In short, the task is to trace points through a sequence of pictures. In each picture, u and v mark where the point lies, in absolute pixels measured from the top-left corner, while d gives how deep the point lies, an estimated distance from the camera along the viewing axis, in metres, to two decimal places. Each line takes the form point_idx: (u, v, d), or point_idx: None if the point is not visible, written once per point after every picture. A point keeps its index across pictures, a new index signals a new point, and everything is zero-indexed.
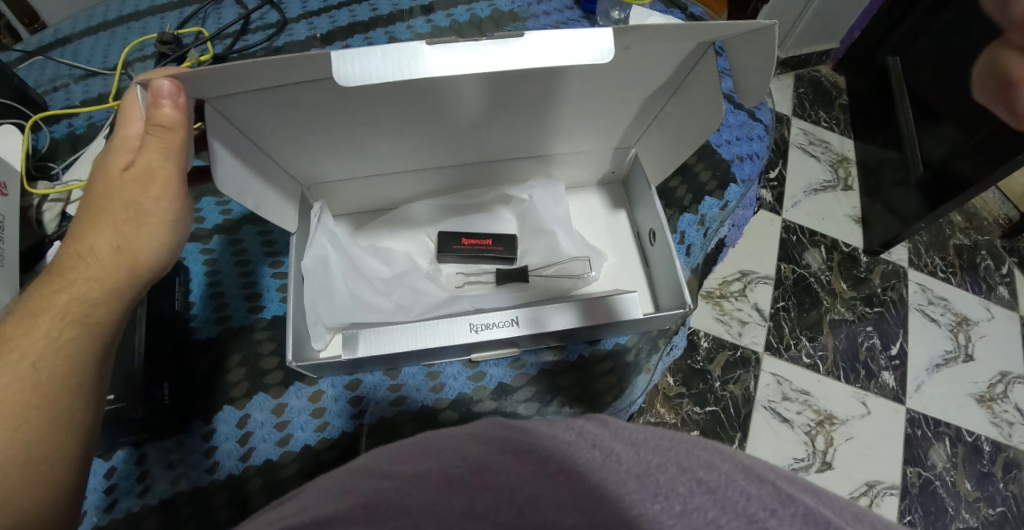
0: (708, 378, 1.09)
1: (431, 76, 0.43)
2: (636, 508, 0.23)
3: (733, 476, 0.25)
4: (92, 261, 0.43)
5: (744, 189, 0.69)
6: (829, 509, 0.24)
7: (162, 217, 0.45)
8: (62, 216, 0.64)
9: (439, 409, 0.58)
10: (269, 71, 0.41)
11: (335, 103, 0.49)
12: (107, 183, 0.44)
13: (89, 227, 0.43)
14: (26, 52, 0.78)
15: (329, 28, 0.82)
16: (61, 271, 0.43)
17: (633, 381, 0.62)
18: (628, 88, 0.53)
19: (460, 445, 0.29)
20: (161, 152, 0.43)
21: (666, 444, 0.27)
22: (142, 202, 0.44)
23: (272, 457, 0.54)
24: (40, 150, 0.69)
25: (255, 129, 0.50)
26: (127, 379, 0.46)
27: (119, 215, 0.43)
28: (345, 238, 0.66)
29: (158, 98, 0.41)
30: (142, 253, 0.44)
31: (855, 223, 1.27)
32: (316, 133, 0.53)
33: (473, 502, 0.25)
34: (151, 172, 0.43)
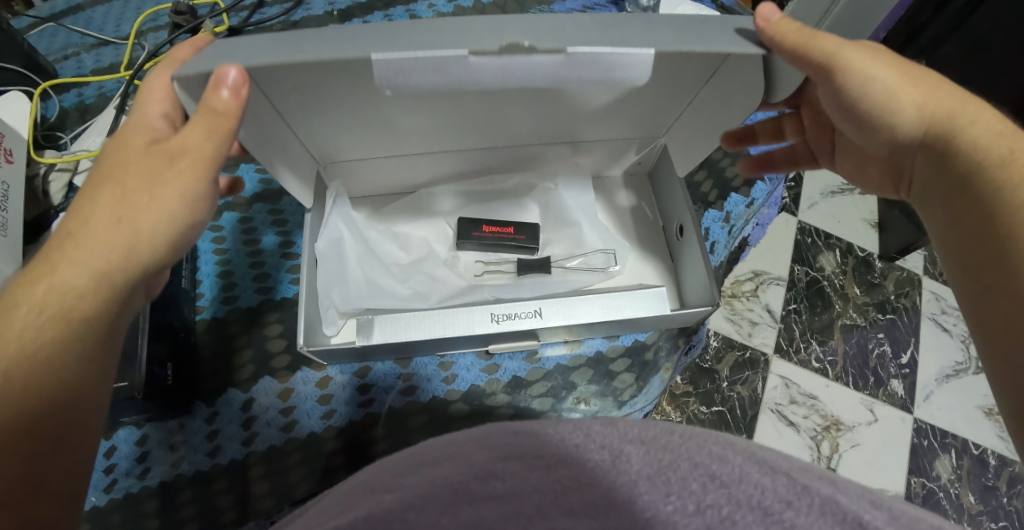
0: (715, 378, 1.08)
1: (483, 77, 0.39)
2: (649, 509, 0.22)
3: (748, 469, 0.23)
4: (88, 238, 0.38)
5: (770, 188, 0.67)
6: (846, 496, 0.22)
7: (180, 193, 0.39)
8: (69, 187, 0.63)
9: (451, 401, 0.57)
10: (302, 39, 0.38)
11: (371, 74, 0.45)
12: (129, 151, 0.40)
13: (94, 192, 0.39)
14: (38, 19, 0.77)
15: (347, 4, 0.80)
16: (59, 243, 0.39)
17: (650, 380, 0.60)
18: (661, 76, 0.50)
19: (467, 448, 0.27)
20: (203, 133, 0.38)
21: (677, 440, 0.26)
22: (166, 173, 0.39)
23: (276, 444, 0.53)
24: (48, 119, 0.68)
25: (276, 90, 0.46)
26: (129, 359, 0.45)
27: (132, 190, 0.38)
28: (361, 219, 0.64)
29: (219, 84, 0.36)
30: (144, 232, 0.39)
31: (871, 227, 1.24)
32: (337, 97, 0.48)
33: (480, 514, 0.23)
34: (183, 149, 0.39)
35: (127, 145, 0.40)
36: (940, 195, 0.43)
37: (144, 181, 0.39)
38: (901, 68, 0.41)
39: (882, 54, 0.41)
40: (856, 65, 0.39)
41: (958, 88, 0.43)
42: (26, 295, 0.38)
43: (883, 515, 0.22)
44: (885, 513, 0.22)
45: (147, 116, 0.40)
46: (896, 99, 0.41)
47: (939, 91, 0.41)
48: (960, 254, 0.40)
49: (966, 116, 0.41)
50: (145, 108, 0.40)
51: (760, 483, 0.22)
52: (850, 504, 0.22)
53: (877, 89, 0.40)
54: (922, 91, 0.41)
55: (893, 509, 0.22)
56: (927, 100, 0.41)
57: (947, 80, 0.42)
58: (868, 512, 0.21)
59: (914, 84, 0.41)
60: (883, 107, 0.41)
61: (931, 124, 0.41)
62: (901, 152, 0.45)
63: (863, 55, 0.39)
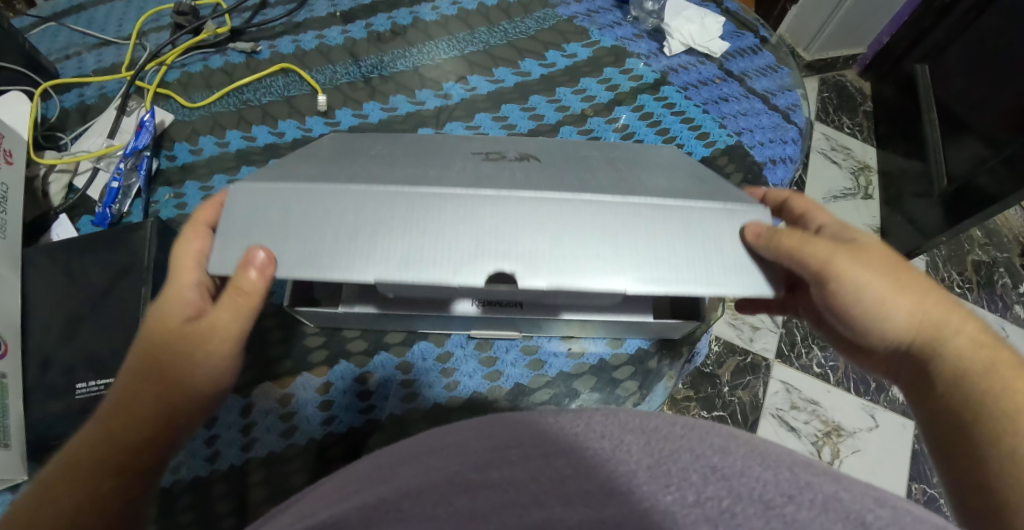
0: (717, 383, 1.07)
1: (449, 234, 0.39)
2: (648, 499, 0.21)
3: (749, 461, 0.23)
4: (141, 407, 0.40)
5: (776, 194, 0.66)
6: (850, 494, 0.22)
7: (209, 368, 0.42)
8: (70, 188, 0.62)
9: (452, 407, 0.56)
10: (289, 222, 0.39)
11: (391, 169, 0.44)
12: (161, 331, 0.42)
13: (135, 372, 0.41)
14: (40, 18, 0.76)
15: (350, 5, 0.80)
16: (104, 418, 0.40)
17: (653, 388, 0.60)
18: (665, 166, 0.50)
19: (467, 439, 0.26)
20: (230, 313, 0.41)
21: (677, 430, 0.25)
22: (195, 347, 0.42)
23: (275, 450, 0.52)
24: (49, 119, 0.67)
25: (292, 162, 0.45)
26: None
27: (179, 357, 0.41)
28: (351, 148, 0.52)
29: (247, 265, 0.37)
30: (181, 396, 0.41)
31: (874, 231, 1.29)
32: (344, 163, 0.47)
33: (476, 504, 0.22)
34: (215, 328, 0.42)
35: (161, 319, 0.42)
36: (920, 390, 0.44)
37: (176, 356, 0.41)
38: (896, 276, 0.41)
39: (889, 263, 0.41)
40: (850, 278, 0.40)
41: (938, 287, 0.44)
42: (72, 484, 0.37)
43: (887, 512, 0.21)
44: (891, 511, 0.21)
45: (182, 292, 0.43)
46: (888, 308, 0.41)
47: (929, 298, 0.42)
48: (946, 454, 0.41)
49: (954, 323, 0.42)
50: (178, 279, 0.43)
51: (762, 477, 0.22)
52: (852, 501, 0.21)
53: (870, 295, 0.40)
54: (912, 299, 0.41)
55: (899, 507, 0.22)
56: (919, 309, 0.41)
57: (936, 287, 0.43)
58: (871, 511, 0.21)
59: (914, 290, 0.41)
60: (879, 313, 0.41)
61: (920, 332, 0.42)
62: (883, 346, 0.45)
63: (860, 266, 0.40)
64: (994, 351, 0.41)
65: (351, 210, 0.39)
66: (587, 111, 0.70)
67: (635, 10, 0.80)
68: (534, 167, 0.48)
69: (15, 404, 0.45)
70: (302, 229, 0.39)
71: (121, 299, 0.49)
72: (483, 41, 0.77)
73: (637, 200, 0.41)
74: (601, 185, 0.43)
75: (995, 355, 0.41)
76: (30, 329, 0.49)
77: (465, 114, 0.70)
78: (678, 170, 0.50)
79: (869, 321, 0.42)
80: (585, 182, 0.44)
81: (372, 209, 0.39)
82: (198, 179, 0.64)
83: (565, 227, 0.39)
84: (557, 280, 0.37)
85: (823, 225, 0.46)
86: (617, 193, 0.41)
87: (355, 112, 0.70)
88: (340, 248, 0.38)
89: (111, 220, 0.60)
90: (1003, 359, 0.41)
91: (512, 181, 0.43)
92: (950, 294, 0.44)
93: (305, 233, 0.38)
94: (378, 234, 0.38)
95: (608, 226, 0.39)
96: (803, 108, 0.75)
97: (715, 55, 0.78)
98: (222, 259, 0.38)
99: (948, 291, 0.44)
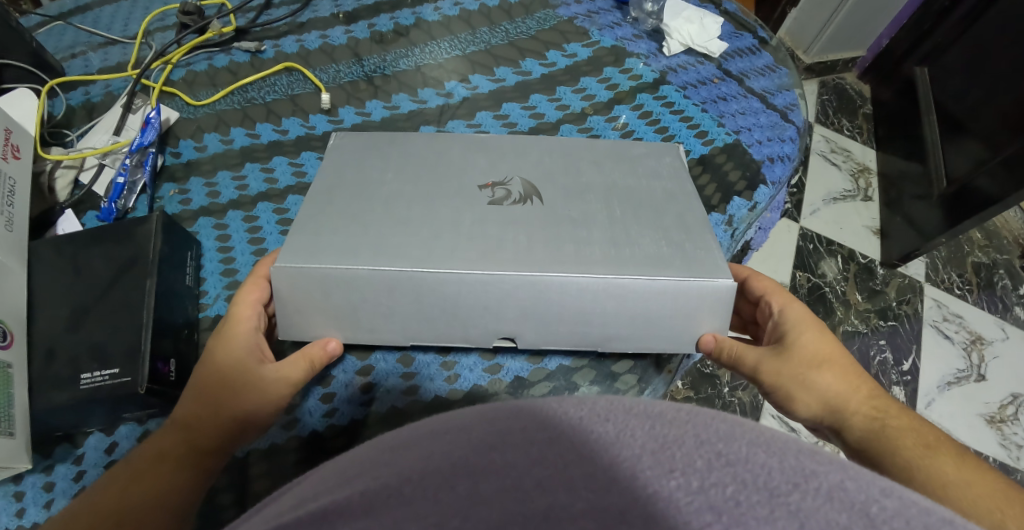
0: (717, 384, 1.08)
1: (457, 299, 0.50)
2: (651, 485, 0.19)
3: (754, 448, 0.20)
4: (198, 432, 0.44)
5: (773, 192, 0.66)
6: (855, 484, 0.19)
7: (270, 404, 0.47)
8: (75, 184, 0.63)
9: (452, 400, 0.56)
10: (329, 297, 0.50)
11: (408, 231, 0.51)
12: (231, 363, 0.47)
13: (200, 394, 0.45)
14: (46, 17, 0.77)
15: (354, 7, 0.81)
16: (167, 433, 0.44)
17: (653, 382, 0.59)
18: (656, 203, 0.56)
19: (470, 415, 0.24)
20: (300, 365, 0.48)
21: (683, 416, 0.22)
22: (264, 382, 0.47)
23: (277, 441, 0.53)
24: (55, 116, 0.67)
25: (323, 217, 0.52)
26: (133, 353, 0.47)
27: (238, 394, 0.46)
28: (360, 179, 0.56)
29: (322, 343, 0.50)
30: (243, 427, 0.46)
31: (872, 234, 1.29)
32: (367, 204, 0.54)
33: (477, 489, 0.20)
34: (281, 377, 0.48)
35: (218, 358, 0.47)
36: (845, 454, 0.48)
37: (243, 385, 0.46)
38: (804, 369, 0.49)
39: (805, 354, 0.49)
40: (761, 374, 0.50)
41: (854, 372, 0.49)
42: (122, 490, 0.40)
43: (893, 503, 0.19)
44: (896, 501, 0.19)
45: (242, 334, 0.49)
46: (793, 397, 0.49)
47: (833, 386, 0.48)
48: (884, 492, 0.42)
49: (848, 395, 0.47)
50: (239, 325, 0.49)
51: (766, 463, 0.20)
52: (858, 492, 0.19)
53: (780, 385, 0.49)
54: (818, 390, 0.48)
55: (904, 497, 0.20)
56: (825, 395, 0.48)
57: (851, 371, 0.49)
58: (876, 502, 0.19)
59: (819, 372, 0.48)
60: (788, 402, 0.49)
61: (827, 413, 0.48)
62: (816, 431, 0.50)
63: (768, 359, 0.50)
64: (889, 413, 0.46)
65: (376, 291, 0.50)
66: (587, 110, 0.71)
67: (636, 11, 0.81)
68: (535, 213, 0.54)
69: (20, 393, 0.45)
70: (336, 300, 0.50)
71: (127, 292, 0.50)
72: (484, 41, 0.78)
73: (623, 283, 0.49)
74: (595, 259, 0.50)
75: (888, 416, 0.46)
76: (34, 320, 0.49)
77: (466, 112, 0.71)
78: (669, 212, 0.55)
79: (783, 408, 0.50)
80: (579, 254, 0.50)
81: (387, 283, 0.49)
82: (203, 175, 0.65)
83: (555, 307, 0.50)
84: (548, 341, 0.53)
85: (779, 312, 0.53)
86: (609, 274, 0.49)
87: (358, 109, 0.71)
88: (370, 319, 0.51)
89: (116, 215, 0.60)
90: (900, 419, 0.45)
91: (515, 253, 0.50)
92: (853, 368, 0.49)
93: (348, 307, 0.50)
94: (398, 300, 0.50)
95: (597, 301, 0.50)
96: (800, 107, 0.76)
97: (714, 55, 0.78)
98: (287, 328, 0.51)
99: (854, 364, 0.49)
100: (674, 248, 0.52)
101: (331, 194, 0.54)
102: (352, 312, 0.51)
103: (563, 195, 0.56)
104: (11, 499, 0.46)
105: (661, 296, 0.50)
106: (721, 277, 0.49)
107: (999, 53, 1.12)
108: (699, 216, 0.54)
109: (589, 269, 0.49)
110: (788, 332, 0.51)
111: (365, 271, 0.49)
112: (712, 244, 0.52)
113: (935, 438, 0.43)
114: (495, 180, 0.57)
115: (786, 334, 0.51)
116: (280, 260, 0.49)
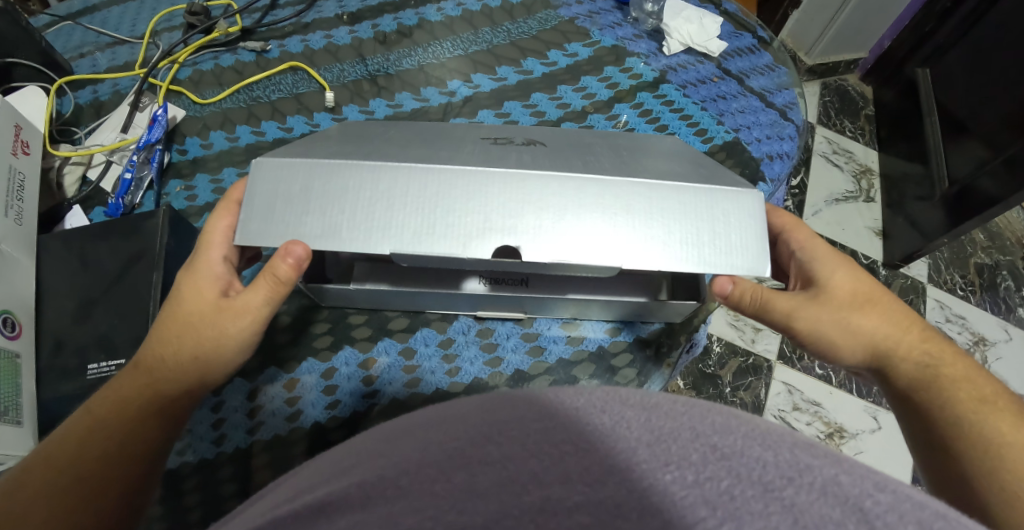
0: (718, 383, 1.07)
1: (461, 196, 0.43)
2: (647, 478, 0.19)
3: (749, 441, 0.21)
4: (159, 370, 0.43)
5: (772, 189, 0.67)
6: (850, 477, 0.20)
7: (236, 340, 0.45)
8: (83, 180, 0.64)
9: (453, 392, 0.57)
10: (307, 194, 0.43)
11: (401, 151, 0.47)
12: (195, 300, 0.45)
13: (164, 333, 0.44)
14: (56, 18, 0.78)
15: (358, 7, 0.81)
16: (133, 372, 0.44)
17: (652, 376, 0.60)
18: (661, 151, 0.53)
19: (467, 406, 0.24)
20: (263, 296, 0.44)
21: (679, 408, 0.22)
22: (226, 319, 0.44)
23: (280, 433, 0.53)
24: (64, 115, 0.69)
25: (316, 143, 0.49)
26: (139, 344, 0.47)
27: (198, 330, 0.44)
28: (360, 131, 0.54)
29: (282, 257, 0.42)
30: (209, 365, 0.45)
31: (875, 235, 1.29)
32: (369, 140, 0.50)
33: (475, 480, 0.20)
34: (244, 310, 0.44)
35: (185, 294, 0.45)
36: (892, 398, 0.47)
37: (205, 323, 0.44)
38: (846, 311, 0.46)
39: (856, 295, 0.46)
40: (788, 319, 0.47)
41: (904, 308, 0.47)
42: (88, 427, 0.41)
43: (887, 498, 0.19)
44: (890, 495, 0.19)
45: (210, 265, 0.46)
46: (839, 347, 0.46)
47: (882, 329, 0.46)
48: (936, 444, 0.43)
49: (900, 338, 0.45)
50: (208, 255, 0.46)
51: (761, 457, 0.20)
52: (852, 486, 0.19)
53: (818, 334, 0.46)
54: (867, 335, 0.46)
55: (900, 492, 0.20)
56: (873, 340, 0.46)
57: (899, 309, 0.47)
58: (870, 496, 0.19)
59: (863, 309, 0.46)
60: (831, 351, 0.47)
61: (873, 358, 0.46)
62: (856, 371, 0.50)
63: (795, 300, 0.47)
64: (943, 359, 0.45)
65: (363, 189, 0.43)
66: (588, 108, 0.72)
67: (636, 11, 0.81)
68: (539, 150, 0.50)
69: (28, 383, 0.46)
70: (314, 201, 0.43)
71: (133, 285, 0.50)
72: (486, 40, 0.78)
73: (632, 185, 0.44)
74: (605, 169, 0.46)
75: (942, 363, 0.44)
76: (42, 313, 0.50)
77: (469, 112, 0.72)
78: (681, 159, 0.51)
79: (826, 356, 0.48)
80: (588, 164, 0.47)
81: (377, 182, 0.43)
82: (209, 172, 0.65)
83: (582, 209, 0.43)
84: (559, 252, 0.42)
85: (798, 250, 0.49)
86: (614, 173, 0.45)
87: (362, 108, 0.72)
88: (348, 218, 0.42)
89: (124, 210, 0.61)
90: (955, 366, 0.44)
91: (518, 161, 0.46)
92: (899, 306, 0.47)
93: (326, 206, 0.43)
94: (387, 208, 0.42)
95: (609, 214, 0.44)
96: (800, 107, 0.76)
97: (713, 54, 0.79)
98: (248, 231, 0.42)
99: (901, 302, 0.47)
100: (688, 170, 0.48)
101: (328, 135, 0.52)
102: (333, 210, 0.43)
103: (567, 143, 0.53)
104: None
105: (680, 194, 0.44)
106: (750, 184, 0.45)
107: (1000, 55, 1.12)
108: (711, 162, 0.52)
109: (591, 169, 0.45)
110: (816, 269, 0.47)
111: (355, 163, 0.43)
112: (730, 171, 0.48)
113: (992, 393, 0.42)
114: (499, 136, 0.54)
115: (816, 275, 0.47)
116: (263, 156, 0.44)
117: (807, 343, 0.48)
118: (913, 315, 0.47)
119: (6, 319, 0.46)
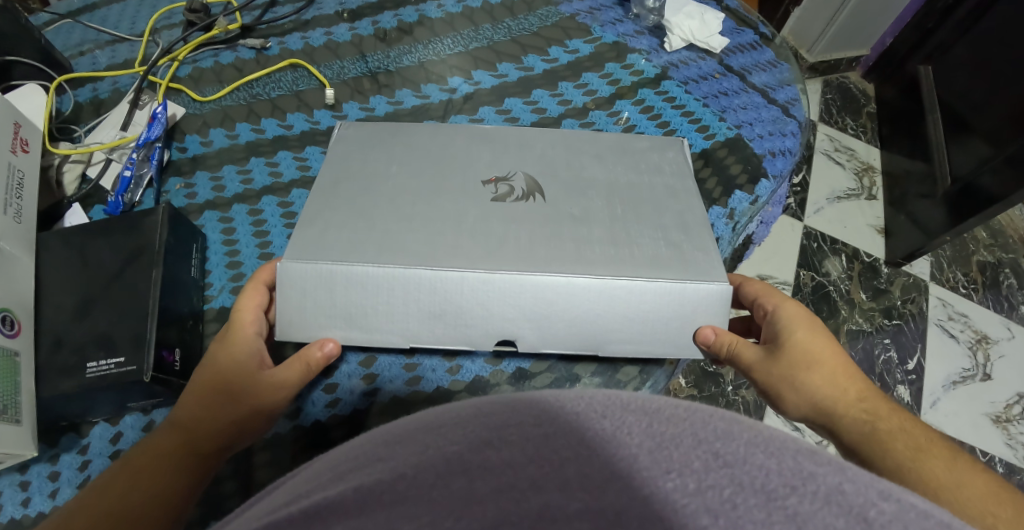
0: (720, 382, 1.07)
1: (461, 292, 0.49)
2: (648, 485, 0.19)
3: (752, 448, 0.20)
4: (194, 435, 0.43)
5: (775, 185, 0.66)
6: (853, 486, 0.19)
7: (268, 410, 0.47)
8: (82, 178, 0.64)
9: (455, 391, 0.57)
10: (335, 297, 0.49)
11: (413, 230, 0.52)
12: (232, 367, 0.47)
13: (200, 397, 0.45)
14: (56, 15, 0.78)
15: (358, 4, 0.81)
16: (165, 436, 0.43)
17: (655, 372, 0.59)
18: (646, 197, 0.57)
19: (464, 408, 0.23)
20: (298, 373, 0.48)
21: (681, 413, 0.22)
22: (263, 390, 0.47)
23: (281, 432, 0.53)
24: (63, 113, 0.68)
25: (328, 212, 0.53)
26: (139, 344, 0.47)
27: (235, 398, 0.45)
28: (366, 176, 0.57)
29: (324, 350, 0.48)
30: (241, 431, 0.46)
31: (877, 232, 1.28)
32: (378, 199, 0.54)
33: (473, 487, 0.19)
34: (279, 384, 0.47)
35: (221, 362, 0.47)
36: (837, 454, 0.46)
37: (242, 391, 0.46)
38: (797, 368, 0.47)
39: (808, 354, 0.47)
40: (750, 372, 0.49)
41: (848, 366, 0.47)
42: (122, 492, 0.40)
43: (891, 507, 0.19)
44: (895, 505, 0.19)
45: (245, 339, 0.48)
46: (784, 401, 0.47)
47: (823, 387, 0.46)
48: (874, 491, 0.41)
49: (837, 398, 0.46)
50: (241, 329, 0.48)
51: (764, 465, 0.19)
52: (856, 495, 0.19)
53: (778, 388, 0.47)
54: (812, 391, 0.46)
55: (904, 500, 0.19)
56: (815, 394, 0.46)
57: (843, 366, 0.47)
58: (874, 505, 0.19)
59: (809, 372, 0.47)
60: (777, 402, 0.48)
61: (816, 411, 0.46)
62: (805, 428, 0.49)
63: (756, 356, 0.49)
64: (880, 415, 0.44)
65: (381, 290, 0.49)
66: (589, 105, 0.71)
67: (637, 8, 0.81)
68: (537, 210, 0.54)
69: (28, 382, 0.46)
70: (342, 303, 0.49)
71: (133, 284, 0.50)
72: (487, 37, 0.78)
73: (621, 286, 0.49)
74: (595, 259, 0.50)
75: (879, 419, 0.44)
76: (42, 312, 0.50)
77: (470, 108, 0.71)
78: (669, 210, 0.55)
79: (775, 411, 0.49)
80: (581, 252, 0.51)
81: (393, 283, 0.49)
82: (208, 170, 0.65)
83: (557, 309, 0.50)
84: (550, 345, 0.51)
85: (772, 310, 0.51)
86: (606, 275, 0.49)
87: (362, 105, 0.71)
88: (375, 315, 0.50)
89: (123, 208, 0.61)
90: (891, 421, 0.44)
91: (516, 250, 0.50)
92: (844, 366, 0.47)
93: (352, 308, 0.50)
94: (402, 307, 0.49)
95: (587, 294, 0.49)
96: (802, 103, 0.76)
97: (716, 50, 0.78)
98: (286, 332, 0.50)
99: (846, 362, 0.47)
100: (672, 250, 0.52)
101: (338, 188, 0.55)
102: (359, 307, 0.50)
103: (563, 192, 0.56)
104: (16, 488, 0.47)
105: (655, 293, 0.49)
106: (717, 279, 0.50)
107: (1002, 52, 1.11)
108: (699, 216, 0.55)
109: (583, 269, 0.50)
110: (780, 331, 0.49)
111: (374, 265, 0.49)
112: (711, 246, 0.52)
113: (927, 441, 0.41)
114: (496, 176, 0.58)
115: (779, 333, 0.49)
116: (286, 259, 0.49)
117: (762, 395, 0.49)
118: (854, 372, 0.47)
119: (5, 317, 0.46)
